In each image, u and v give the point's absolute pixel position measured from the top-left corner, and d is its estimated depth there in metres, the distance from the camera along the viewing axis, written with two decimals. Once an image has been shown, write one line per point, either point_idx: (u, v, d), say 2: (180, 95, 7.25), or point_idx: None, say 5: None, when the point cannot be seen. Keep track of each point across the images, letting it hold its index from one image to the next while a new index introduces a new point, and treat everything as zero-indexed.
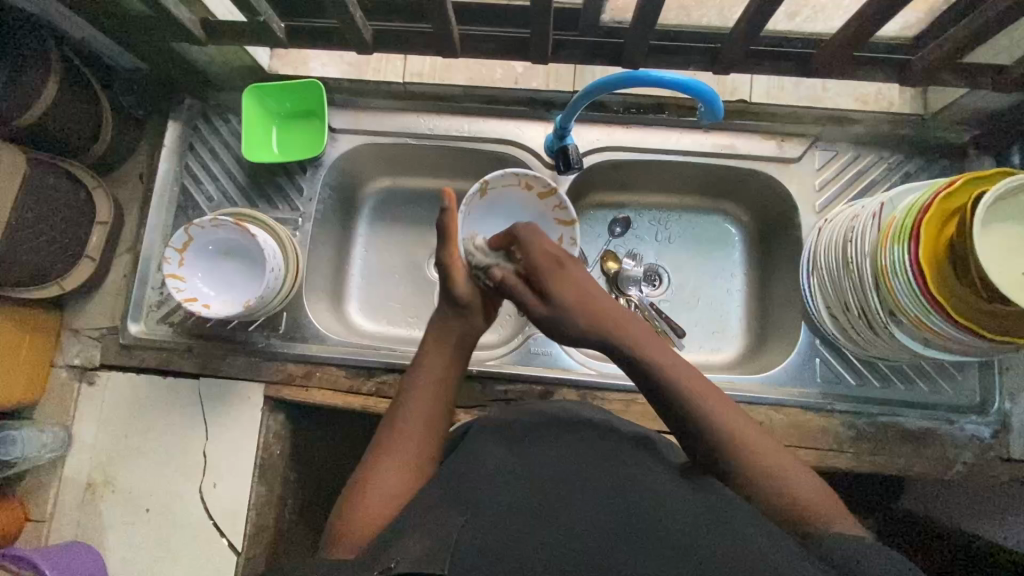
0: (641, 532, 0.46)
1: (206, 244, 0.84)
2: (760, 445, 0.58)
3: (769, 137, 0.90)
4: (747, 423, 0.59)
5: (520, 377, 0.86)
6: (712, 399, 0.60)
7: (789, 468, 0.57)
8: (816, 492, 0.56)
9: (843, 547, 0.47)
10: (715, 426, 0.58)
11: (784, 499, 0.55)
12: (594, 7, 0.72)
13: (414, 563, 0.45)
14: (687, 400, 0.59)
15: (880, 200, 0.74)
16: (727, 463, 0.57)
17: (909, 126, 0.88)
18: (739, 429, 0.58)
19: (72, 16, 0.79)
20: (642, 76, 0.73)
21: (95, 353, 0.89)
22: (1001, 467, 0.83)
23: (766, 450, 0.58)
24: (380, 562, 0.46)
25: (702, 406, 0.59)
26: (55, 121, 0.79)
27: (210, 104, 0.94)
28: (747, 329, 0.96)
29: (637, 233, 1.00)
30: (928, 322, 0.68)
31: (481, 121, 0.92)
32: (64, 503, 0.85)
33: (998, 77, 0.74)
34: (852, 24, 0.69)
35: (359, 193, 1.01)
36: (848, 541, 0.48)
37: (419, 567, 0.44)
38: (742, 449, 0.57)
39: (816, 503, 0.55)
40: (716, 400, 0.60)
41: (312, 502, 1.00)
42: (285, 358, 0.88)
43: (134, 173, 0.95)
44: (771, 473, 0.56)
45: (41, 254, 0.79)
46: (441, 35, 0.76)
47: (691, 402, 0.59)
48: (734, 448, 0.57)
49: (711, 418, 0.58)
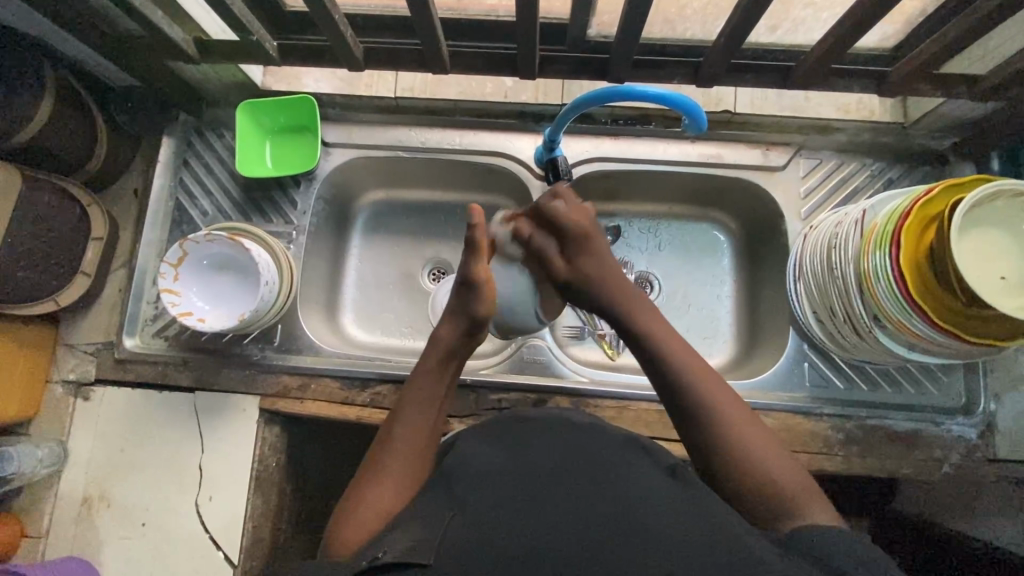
0: (628, 526, 0.47)
1: (202, 259, 0.85)
2: (735, 410, 0.60)
3: (753, 146, 0.91)
4: (725, 388, 0.62)
5: (513, 385, 0.87)
6: (689, 357, 0.64)
7: (759, 449, 0.58)
8: (799, 484, 0.56)
9: (819, 545, 0.49)
10: (691, 388, 0.62)
11: (751, 480, 0.57)
12: (580, 23, 0.74)
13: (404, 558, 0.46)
14: (671, 364, 0.64)
15: (862, 207, 0.76)
16: (714, 437, 0.59)
17: (890, 134, 0.90)
18: (713, 393, 0.61)
19: (68, 36, 0.81)
20: (629, 91, 0.75)
21: (90, 369, 0.90)
22: (988, 468, 0.84)
23: (744, 420, 0.60)
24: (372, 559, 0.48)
25: (679, 362, 0.64)
26: (49, 139, 0.80)
27: (204, 119, 0.96)
28: (736, 334, 0.98)
29: (627, 242, 1.01)
30: (909, 325, 0.70)
31: (473, 134, 0.94)
32: (61, 518, 0.86)
33: (973, 86, 0.76)
34: (830, 38, 0.71)
35: (353, 206, 1.02)
36: (813, 540, 0.49)
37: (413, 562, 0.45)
38: (731, 431, 0.59)
39: (790, 487, 0.55)
40: (700, 364, 0.64)
41: (308, 512, 1.00)
42: (281, 370, 0.88)
43: (128, 190, 0.96)
44: (744, 445, 0.58)
45: (38, 271, 0.80)
46: (431, 51, 0.78)
47: (668, 357, 0.64)
48: (709, 415, 0.60)
49: (691, 381, 0.62)
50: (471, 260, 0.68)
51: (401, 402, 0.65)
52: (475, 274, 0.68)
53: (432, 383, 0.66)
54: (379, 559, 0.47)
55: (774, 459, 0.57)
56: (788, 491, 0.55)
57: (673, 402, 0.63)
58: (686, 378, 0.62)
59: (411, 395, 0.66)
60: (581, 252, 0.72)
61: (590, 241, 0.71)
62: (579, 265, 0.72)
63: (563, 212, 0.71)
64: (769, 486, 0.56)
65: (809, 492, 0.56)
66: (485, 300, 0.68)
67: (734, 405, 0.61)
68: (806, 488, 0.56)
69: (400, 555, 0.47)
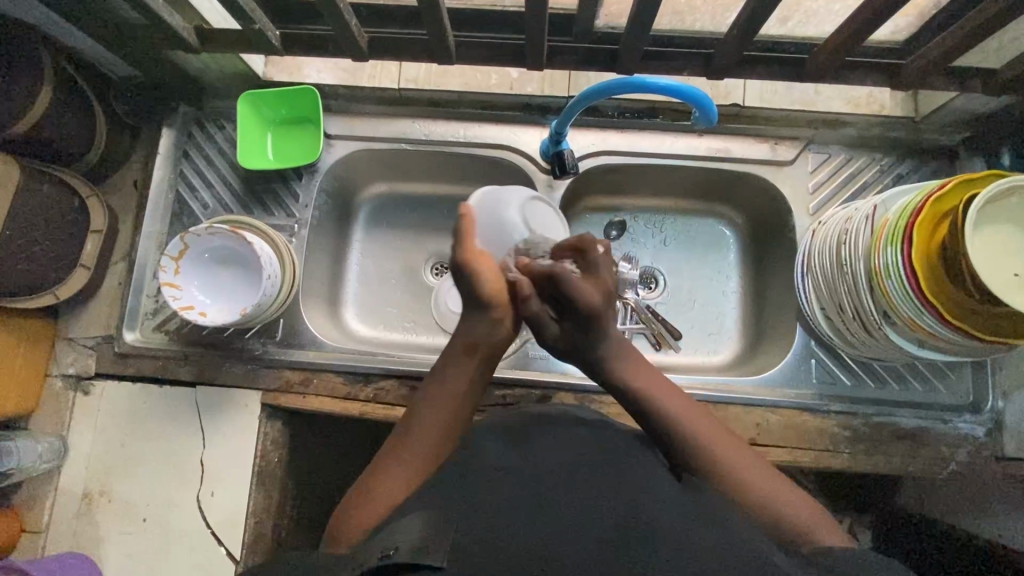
0: (639, 528, 0.46)
1: (203, 252, 0.84)
2: (733, 454, 0.59)
3: (762, 140, 0.90)
4: (722, 432, 0.60)
5: (517, 381, 0.87)
6: (678, 403, 0.63)
7: (764, 484, 0.57)
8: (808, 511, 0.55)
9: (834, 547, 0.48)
10: (686, 433, 0.60)
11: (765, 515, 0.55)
12: (589, 13, 0.73)
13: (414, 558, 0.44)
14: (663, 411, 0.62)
15: (873, 203, 0.75)
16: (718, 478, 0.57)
17: (901, 128, 0.89)
18: (709, 436, 0.60)
19: (64, 23, 0.79)
20: (638, 82, 0.73)
21: (90, 363, 0.89)
22: (995, 466, 0.83)
23: (740, 461, 0.59)
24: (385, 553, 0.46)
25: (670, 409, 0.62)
26: (46, 129, 0.78)
27: (204, 111, 0.94)
28: (741, 330, 0.97)
29: (633, 237, 1.00)
30: (921, 323, 0.69)
31: (477, 126, 0.92)
32: (61, 513, 0.85)
33: (988, 80, 0.75)
34: (844, 30, 0.69)
35: (355, 199, 1.01)
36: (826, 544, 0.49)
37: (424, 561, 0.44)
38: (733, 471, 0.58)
39: (800, 521, 0.54)
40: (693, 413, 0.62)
41: (310, 507, 1.00)
42: (282, 365, 0.87)
43: (128, 181, 0.95)
44: (749, 487, 0.57)
45: (36, 264, 0.79)
46: (437, 41, 0.76)
47: (660, 410, 0.62)
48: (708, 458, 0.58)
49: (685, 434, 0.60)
50: (460, 246, 0.62)
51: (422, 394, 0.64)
52: (466, 261, 0.61)
53: (457, 376, 0.64)
54: (389, 557, 0.45)
55: (780, 492, 0.56)
56: (798, 524, 0.54)
57: (669, 457, 0.60)
58: (680, 424, 0.60)
59: (438, 386, 0.64)
60: (581, 328, 0.64)
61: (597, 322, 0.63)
62: (578, 340, 0.65)
63: (577, 288, 0.61)
64: (781, 518, 0.54)
65: (818, 518, 0.55)
66: (484, 281, 0.62)
67: (730, 448, 0.59)
68: (814, 514, 0.55)
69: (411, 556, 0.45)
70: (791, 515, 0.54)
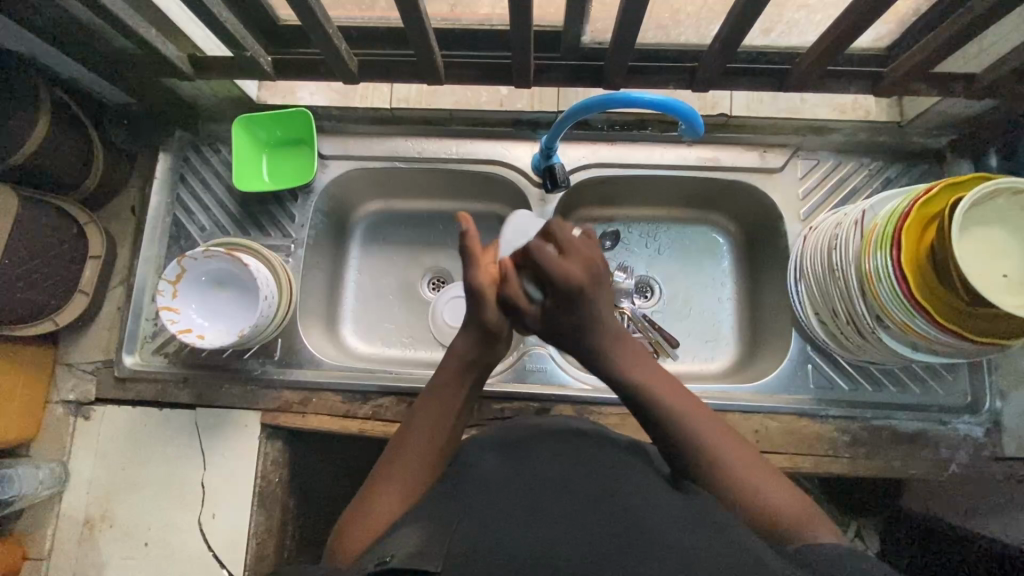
0: (635, 539, 0.46)
1: (200, 275, 0.85)
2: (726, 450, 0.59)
3: (751, 148, 0.91)
4: (713, 423, 0.60)
5: (515, 395, 0.87)
6: (672, 394, 0.62)
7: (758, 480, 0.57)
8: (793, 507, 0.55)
9: (815, 554, 0.48)
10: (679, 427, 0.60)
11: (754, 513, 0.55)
12: (574, 30, 0.74)
13: (410, 562, 0.45)
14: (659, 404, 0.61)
15: (861, 208, 0.76)
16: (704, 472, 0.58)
17: (887, 133, 0.90)
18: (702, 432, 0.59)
19: (60, 55, 0.81)
20: (622, 98, 0.74)
21: (90, 388, 0.89)
22: (995, 466, 0.83)
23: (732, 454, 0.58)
24: (381, 558, 0.47)
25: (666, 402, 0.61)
26: (45, 158, 0.80)
27: (200, 135, 0.95)
28: (739, 337, 0.98)
29: (627, 247, 1.01)
30: (912, 325, 0.69)
31: (469, 143, 0.94)
32: (63, 540, 0.85)
33: (969, 84, 0.76)
34: (824, 42, 0.71)
35: (351, 217, 1.02)
36: (824, 549, 0.49)
37: (419, 564, 0.44)
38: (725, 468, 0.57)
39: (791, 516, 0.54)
40: (693, 413, 0.61)
41: (312, 527, 1.00)
42: (281, 385, 0.88)
43: (126, 207, 0.96)
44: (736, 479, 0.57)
45: (35, 292, 0.79)
46: (425, 62, 0.78)
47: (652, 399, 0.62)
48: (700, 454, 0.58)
49: (681, 421, 0.60)
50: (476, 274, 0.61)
51: (417, 409, 0.64)
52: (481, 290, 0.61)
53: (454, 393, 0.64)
54: (388, 562, 0.45)
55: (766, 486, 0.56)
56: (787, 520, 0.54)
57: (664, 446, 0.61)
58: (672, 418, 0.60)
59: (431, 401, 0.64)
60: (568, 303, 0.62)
61: (587, 291, 0.61)
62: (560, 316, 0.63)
63: (552, 263, 0.60)
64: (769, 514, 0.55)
65: (809, 511, 0.55)
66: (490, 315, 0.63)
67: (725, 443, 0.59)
68: (800, 508, 0.55)
69: (405, 561, 0.45)
70: (780, 510, 0.54)
